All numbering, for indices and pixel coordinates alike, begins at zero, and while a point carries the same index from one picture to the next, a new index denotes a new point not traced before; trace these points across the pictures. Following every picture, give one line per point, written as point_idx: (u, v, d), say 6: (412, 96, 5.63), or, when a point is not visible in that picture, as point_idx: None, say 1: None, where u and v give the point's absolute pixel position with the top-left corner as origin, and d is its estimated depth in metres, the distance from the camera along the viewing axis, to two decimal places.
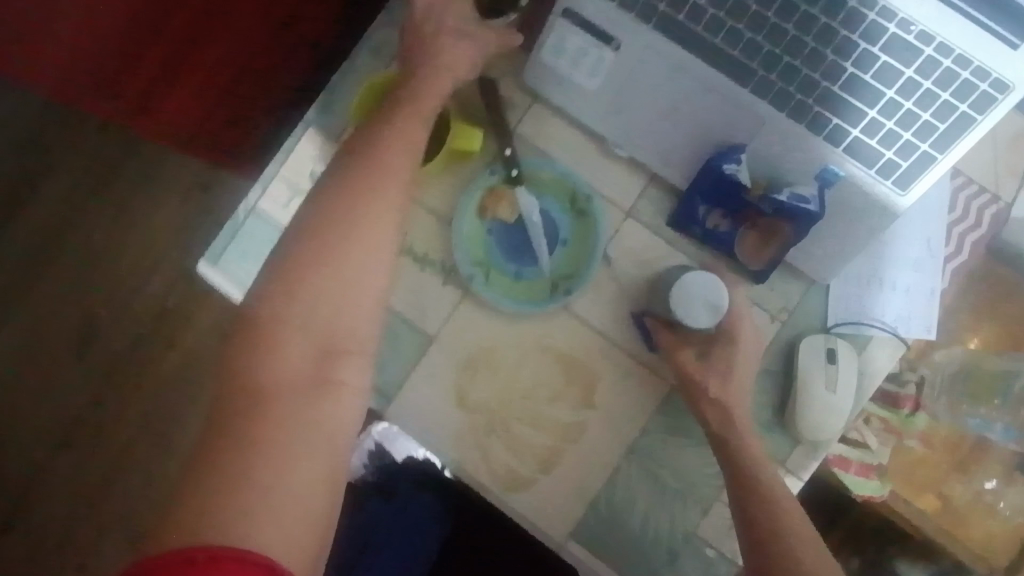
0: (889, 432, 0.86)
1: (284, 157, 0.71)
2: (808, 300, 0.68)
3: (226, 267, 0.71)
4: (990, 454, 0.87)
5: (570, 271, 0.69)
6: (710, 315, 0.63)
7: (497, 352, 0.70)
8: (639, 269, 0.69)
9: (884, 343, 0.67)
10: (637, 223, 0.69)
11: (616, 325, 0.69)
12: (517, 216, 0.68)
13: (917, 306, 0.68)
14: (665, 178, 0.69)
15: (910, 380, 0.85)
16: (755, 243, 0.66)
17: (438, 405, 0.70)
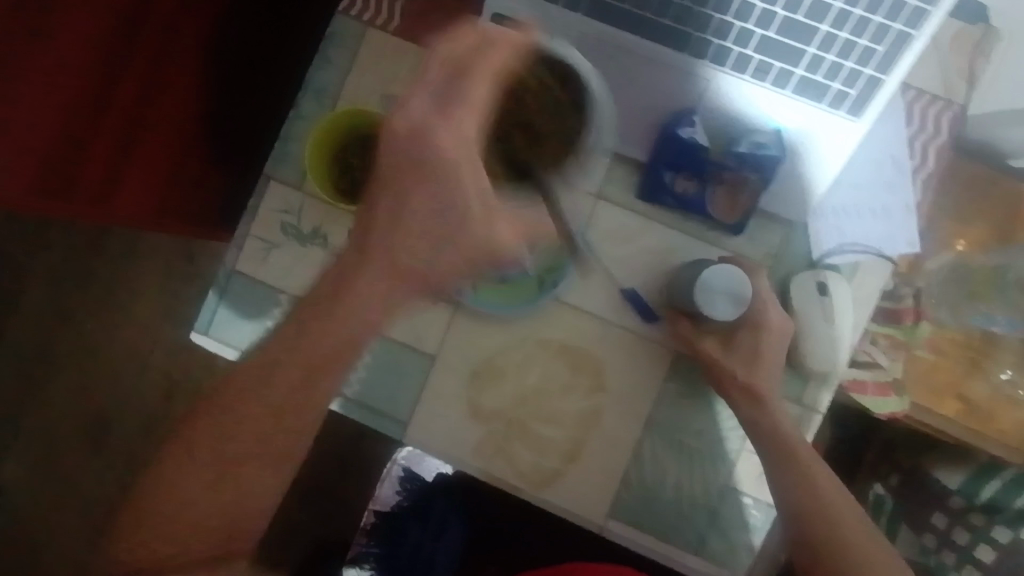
0: (898, 347, 0.87)
1: (252, 215, 0.72)
2: (791, 240, 0.68)
3: (222, 332, 0.72)
4: (998, 347, 0.88)
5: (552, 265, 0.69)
6: (734, 308, 0.63)
7: (499, 357, 0.70)
8: (620, 246, 0.70)
9: (872, 267, 0.68)
10: (609, 203, 0.70)
11: (610, 306, 0.70)
12: (490, 222, 0.69)
13: (899, 223, 0.68)
14: (625, 153, 0.68)
15: (907, 294, 0.87)
16: (727, 198, 0.67)
17: (455, 420, 0.70)
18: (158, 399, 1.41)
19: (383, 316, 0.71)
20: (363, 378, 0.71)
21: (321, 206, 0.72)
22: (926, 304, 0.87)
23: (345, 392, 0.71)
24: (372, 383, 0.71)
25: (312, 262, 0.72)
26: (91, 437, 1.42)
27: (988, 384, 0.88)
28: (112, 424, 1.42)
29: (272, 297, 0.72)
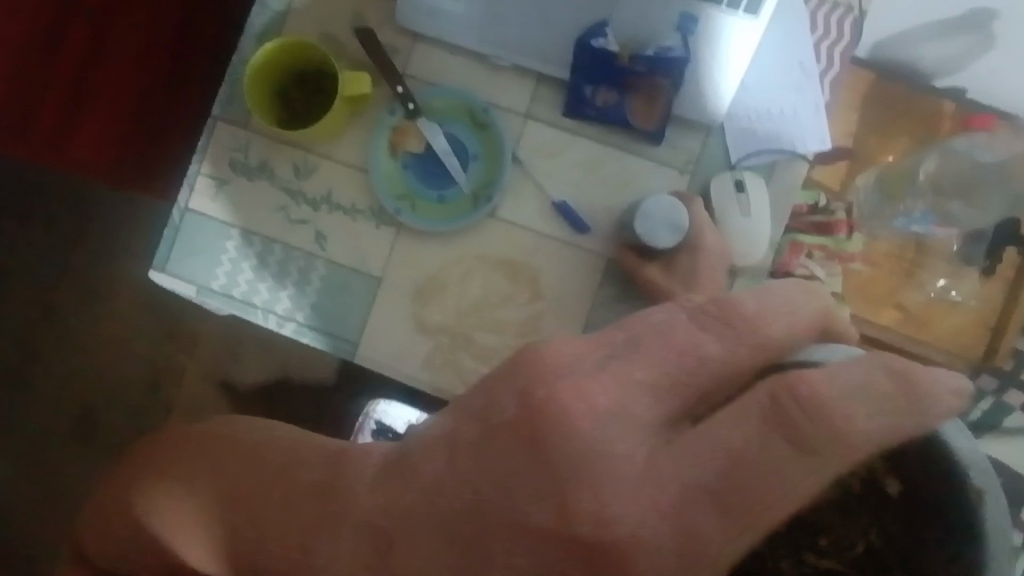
0: (832, 259, 0.90)
1: (202, 153, 0.76)
2: (709, 145, 0.72)
3: (177, 267, 0.75)
4: (930, 254, 0.92)
5: (486, 181, 0.74)
6: (669, 230, 0.68)
7: (441, 274, 0.74)
8: (549, 162, 0.74)
9: (786, 165, 0.73)
10: (537, 121, 0.74)
11: (543, 219, 0.74)
12: (425, 145, 0.73)
13: (808, 121, 0.74)
14: (548, 74, 0.73)
15: (837, 208, 0.90)
16: (644, 107, 0.71)
17: (404, 335, 0.74)
18: (142, 386, 1.39)
19: (330, 242, 0.75)
20: (315, 303, 0.75)
21: (266, 140, 0.75)
22: (857, 217, 0.91)
23: (298, 317, 0.74)
24: (323, 307, 0.75)
25: (259, 194, 0.76)
26: (83, 432, 1.40)
27: (924, 293, 0.93)
28: (97, 417, 1.40)
29: (223, 231, 0.75)
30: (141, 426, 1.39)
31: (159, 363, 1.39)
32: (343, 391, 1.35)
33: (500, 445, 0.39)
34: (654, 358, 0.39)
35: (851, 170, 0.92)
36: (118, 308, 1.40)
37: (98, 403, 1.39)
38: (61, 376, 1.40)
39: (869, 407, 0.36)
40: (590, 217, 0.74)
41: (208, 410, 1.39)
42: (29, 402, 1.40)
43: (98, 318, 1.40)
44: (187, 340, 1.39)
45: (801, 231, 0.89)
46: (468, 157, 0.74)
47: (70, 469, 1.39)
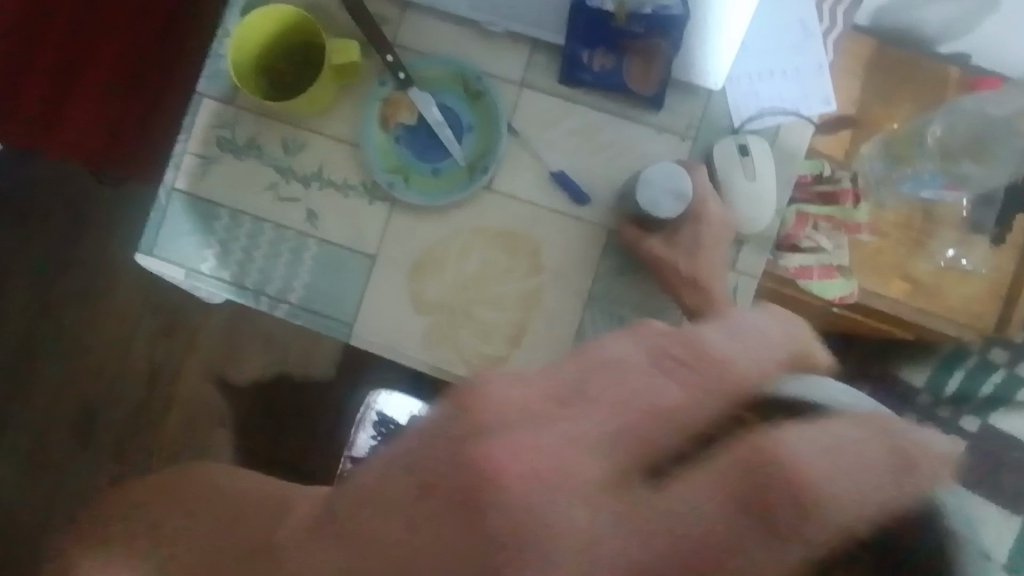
0: (838, 229, 0.88)
1: (188, 132, 0.73)
2: (710, 108, 0.70)
3: (165, 249, 0.73)
4: (937, 222, 0.91)
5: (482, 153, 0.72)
6: (672, 197, 0.66)
7: (437, 249, 0.72)
8: (547, 130, 0.72)
9: (791, 128, 0.70)
10: (533, 90, 0.72)
11: (541, 190, 0.71)
12: (417, 116, 0.71)
13: (814, 83, 0.71)
14: (543, 40, 0.71)
15: (842, 176, 0.89)
16: (642, 69, 0.70)
17: (399, 315, 0.72)
18: (141, 384, 1.37)
19: (322, 220, 0.73)
20: (308, 283, 0.72)
21: (254, 116, 0.73)
22: (862, 185, 0.90)
23: (291, 298, 0.72)
24: (317, 287, 0.72)
25: (248, 172, 0.73)
26: (80, 435, 1.37)
27: (932, 262, 0.91)
28: (95, 418, 1.37)
29: (212, 211, 0.73)
30: (140, 426, 1.36)
31: (155, 362, 1.36)
32: (342, 383, 1.32)
33: (437, 507, 0.38)
34: (612, 418, 0.38)
35: (855, 137, 0.91)
36: (113, 307, 1.37)
37: (95, 404, 1.37)
38: (57, 378, 1.37)
39: (857, 486, 0.36)
40: (590, 186, 0.71)
41: (207, 408, 1.36)
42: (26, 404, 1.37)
43: (93, 317, 1.37)
44: (183, 337, 1.36)
45: (806, 201, 0.88)
46: (462, 128, 0.72)
47: (68, 473, 1.36)
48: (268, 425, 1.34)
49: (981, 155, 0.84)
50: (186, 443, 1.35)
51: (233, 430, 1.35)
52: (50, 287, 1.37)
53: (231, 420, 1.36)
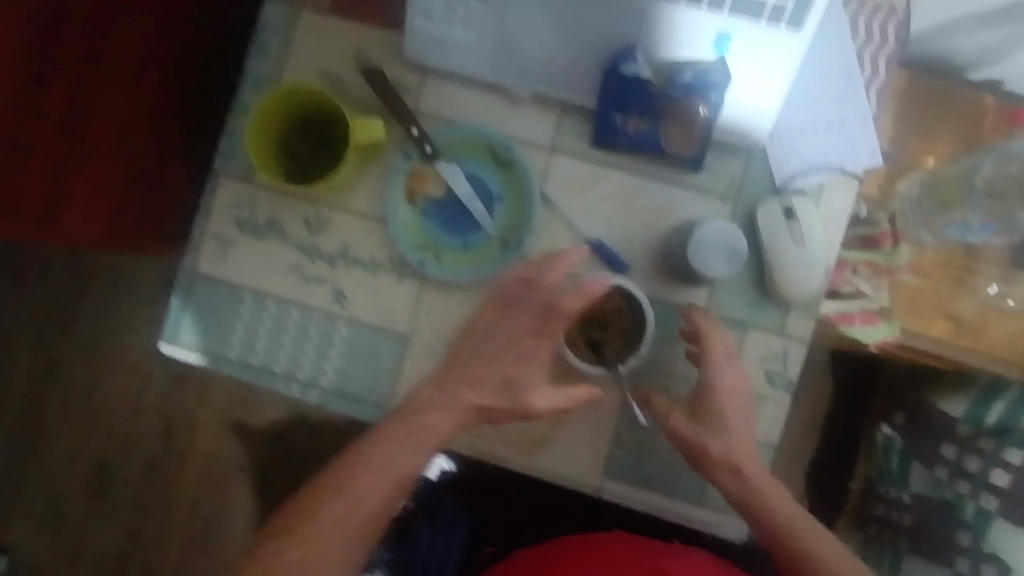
0: (880, 273, 0.86)
1: (205, 214, 0.70)
2: (750, 168, 0.68)
3: (187, 336, 0.70)
4: (978, 260, 0.88)
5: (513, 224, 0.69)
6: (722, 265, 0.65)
7: (472, 326, 0.69)
8: (580, 197, 0.69)
9: (834, 185, 0.68)
10: (564, 155, 0.69)
11: (578, 260, 0.68)
12: (445, 189, 0.68)
13: (859, 134, 0.67)
14: (573, 103, 0.68)
15: (881, 218, 0.86)
16: (680, 130, 0.66)
17: (435, 395, 0.69)
18: (156, 437, 1.33)
19: (350, 300, 0.70)
20: (338, 366, 0.69)
21: (274, 195, 0.70)
22: (902, 226, 0.86)
23: (322, 383, 0.69)
24: (348, 370, 0.69)
25: (271, 253, 0.70)
26: (97, 489, 1.34)
27: (976, 299, 0.88)
28: (111, 472, 1.34)
29: (236, 295, 0.70)
30: (156, 477, 1.33)
31: (169, 411, 1.33)
32: (362, 428, 1.29)
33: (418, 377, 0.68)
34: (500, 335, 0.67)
35: (890, 175, 0.87)
36: (123, 358, 1.34)
37: (111, 457, 1.34)
38: (70, 432, 1.34)
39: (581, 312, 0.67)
40: (628, 254, 0.68)
41: (225, 456, 1.33)
42: (38, 463, 1.34)
43: (103, 369, 1.34)
44: (195, 386, 1.33)
45: (845, 247, 0.86)
46: (491, 199, 0.69)
47: (87, 528, 1.34)
48: (288, 473, 1.31)
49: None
50: (206, 493, 1.33)
51: (252, 478, 1.32)
52: (59, 340, 1.34)
53: (250, 467, 1.33)
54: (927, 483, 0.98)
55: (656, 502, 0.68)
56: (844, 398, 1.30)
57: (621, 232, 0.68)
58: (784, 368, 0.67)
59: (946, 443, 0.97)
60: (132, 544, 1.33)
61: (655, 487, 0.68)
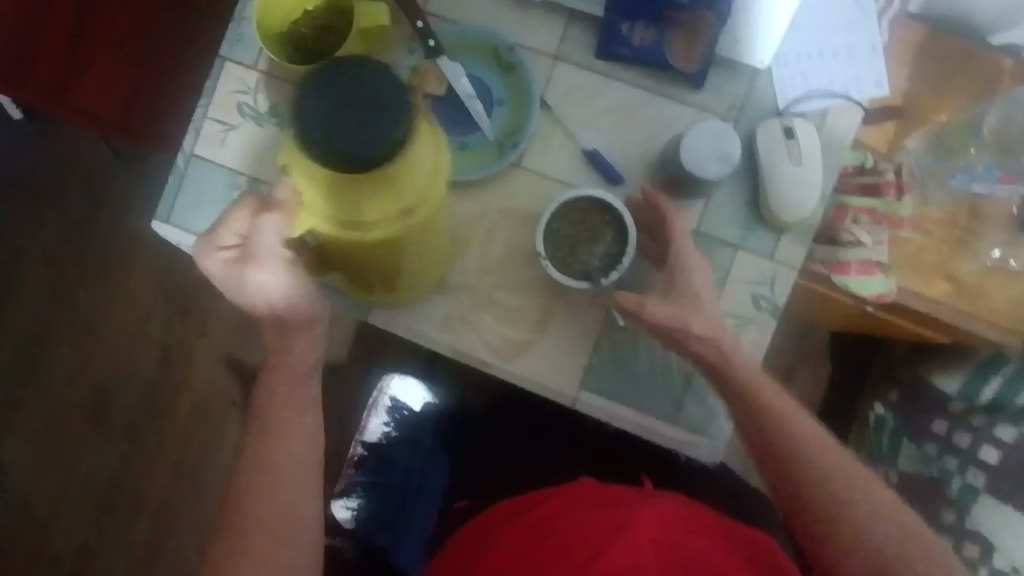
0: (880, 223, 0.85)
1: (209, 97, 0.71)
2: (755, 91, 0.67)
3: (180, 217, 0.71)
4: (982, 221, 0.86)
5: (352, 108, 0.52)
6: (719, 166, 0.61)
7: (466, 231, 0.69)
8: (579, 107, 0.68)
9: (841, 112, 0.67)
10: (567, 63, 0.69)
11: (573, 169, 0.68)
12: (447, 86, 0.68)
13: (866, 65, 0.68)
14: (582, 12, 0.68)
15: (886, 169, 0.85)
16: (685, 49, 0.66)
17: (420, 295, 0.69)
18: (153, 362, 1.25)
19: None
20: None
21: (278, 83, 0.71)
22: (907, 178, 0.85)
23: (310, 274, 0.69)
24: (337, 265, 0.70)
25: (269, 141, 0.71)
26: (89, 416, 1.26)
27: (977, 262, 0.86)
28: (104, 404, 1.26)
29: (232, 179, 0.71)
30: (152, 406, 1.25)
31: (168, 342, 1.25)
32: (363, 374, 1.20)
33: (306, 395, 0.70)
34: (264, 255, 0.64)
35: (900, 130, 0.86)
36: (121, 285, 1.25)
37: (106, 382, 1.26)
38: (60, 356, 1.26)
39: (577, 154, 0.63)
40: (624, 163, 0.68)
41: (223, 390, 1.24)
42: (29, 381, 1.27)
43: (99, 292, 1.26)
44: (195, 319, 1.24)
45: (846, 192, 0.84)
46: (337, 103, 0.52)
47: (72, 458, 1.26)
48: None
49: None
50: (199, 429, 1.24)
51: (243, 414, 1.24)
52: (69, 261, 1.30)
53: (241, 403, 1.24)
54: (915, 459, 0.92)
55: (635, 420, 0.67)
56: (844, 381, 1.22)
57: (615, 138, 0.68)
58: (772, 294, 0.67)
59: (936, 420, 0.91)
60: (122, 472, 1.25)
61: (633, 404, 0.67)
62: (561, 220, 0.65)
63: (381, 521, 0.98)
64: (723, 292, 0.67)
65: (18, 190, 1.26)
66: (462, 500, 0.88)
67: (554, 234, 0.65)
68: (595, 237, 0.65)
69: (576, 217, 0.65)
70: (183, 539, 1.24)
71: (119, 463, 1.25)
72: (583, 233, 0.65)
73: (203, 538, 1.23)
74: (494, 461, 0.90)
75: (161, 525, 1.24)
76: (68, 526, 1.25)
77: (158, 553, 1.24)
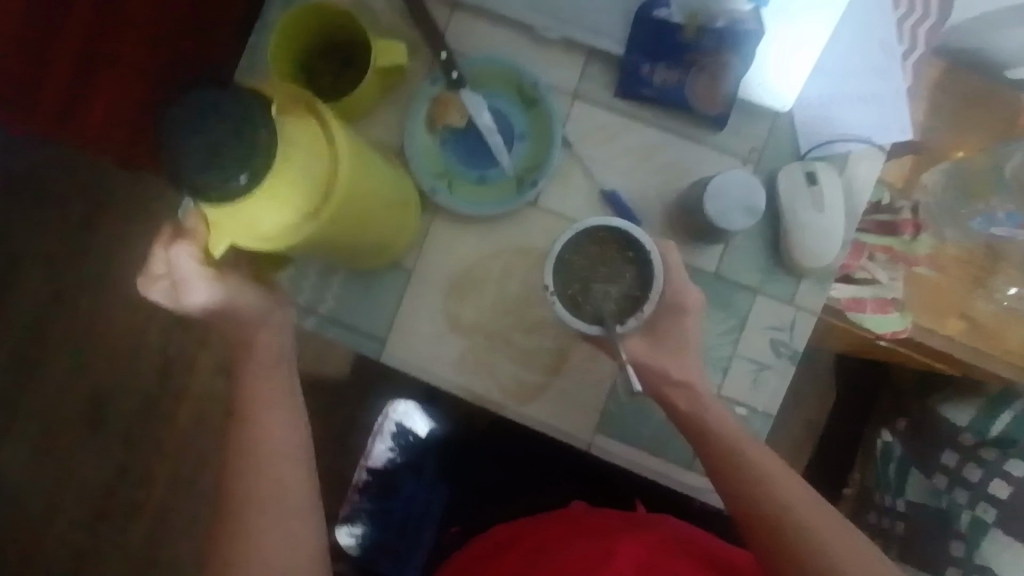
0: (897, 262, 0.84)
1: None
2: (777, 135, 0.66)
3: None
4: (1001, 262, 0.83)
5: (226, 158, 0.42)
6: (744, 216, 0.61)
7: (482, 268, 0.68)
8: (599, 146, 0.67)
9: (864, 158, 0.66)
10: (586, 102, 0.67)
11: (591, 209, 0.67)
12: (467, 119, 0.67)
13: (891, 109, 0.66)
14: (603, 50, 0.67)
15: (903, 206, 0.85)
16: (707, 90, 0.65)
17: (434, 334, 0.68)
18: (153, 374, 1.23)
19: None
20: (339, 295, 0.68)
21: None
22: (925, 216, 0.85)
23: (321, 310, 0.68)
24: (348, 301, 0.68)
25: None
26: (86, 426, 1.24)
27: (992, 301, 0.83)
28: (101, 414, 1.24)
29: None
30: (150, 418, 1.23)
31: (169, 353, 1.23)
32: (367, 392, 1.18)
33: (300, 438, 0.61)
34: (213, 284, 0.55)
35: (918, 165, 0.85)
36: (123, 295, 1.23)
37: (105, 392, 1.24)
38: (59, 364, 1.24)
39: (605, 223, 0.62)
40: (643, 204, 0.67)
41: (223, 402, 1.22)
42: (26, 389, 1.25)
43: (100, 302, 1.24)
44: (198, 331, 1.22)
45: (863, 230, 0.85)
46: (207, 157, 0.42)
47: (69, 467, 1.24)
48: None
49: None
50: (196, 441, 1.22)
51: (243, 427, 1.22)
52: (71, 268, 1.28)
53: None
54: (924, 491, 0.90)
55: (648, 463, 0.67)
56: (851, 405, 1.20)
57: (635, 178, 0.67)
58: (791, 340, 0.66)
59: (947, 451, 0.89)
60: (118, 483, 1.23)
61: (648, 448, 0.67)
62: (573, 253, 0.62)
63: (382, 546, 0.98)
64: (741, 336, 0.66)
65: (23, 196, 1.24)
66: (456, 525, 0.89)
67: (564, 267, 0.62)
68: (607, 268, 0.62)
69: (594, 248, 0.62)
70: (178, 552, 1.22)
71: (115, 475, 1.23)
72: (599, 267, 0.62)
73: (199, 552, 1.22)
74: (488, 488, 0.90)
75: (156, 537, 1.23)
76: (63, 535, 1.24)
77: (153, 565, 1.23)
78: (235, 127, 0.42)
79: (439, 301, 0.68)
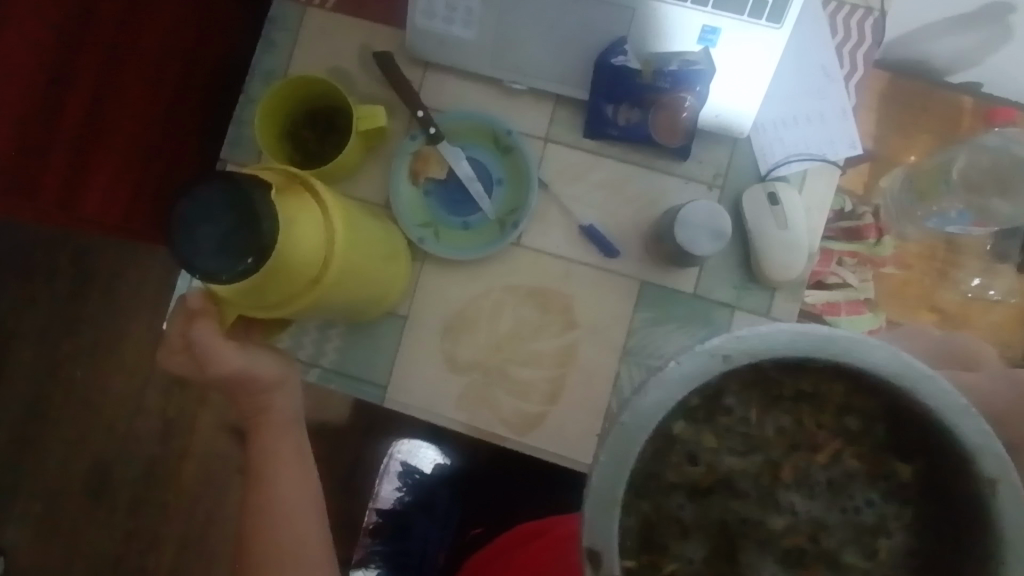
0: (864, 264, 0.88)
1: None
2: (736, 159, 0.72)
3: None
4: (958, 253, 0.88)
5: (233, 246, 0.46)
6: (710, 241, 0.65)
7: (474, 307, 0.71)
8: (573, 183, 0.72)
9: (819, 172, 0.71)
10: (558, 144, 0.72)
11: (572, 244, 0.71)
12: (448, 171, 0.71)
13: (838, 126, 0.72)
14: (568, 97, 0.72)
15: (864, 212, 0.88)
16: (669, 124, 0.70)
17: (434, 374, 0.71)
18: (154, 435, 1.24)
19: None
20: (339, 347, 0.71)
21: None
22: (886, 218, 0.89)
23: (323, 363, 0.71)
24: (348, 352, 0.71)
25: None
26: (92, 494, 1.25)
27: (958, 292, 0.88)
28: (105, 481, 1.25)
29: None
30: (155, 480, 1.24)
31: (168, 414, 1.24)
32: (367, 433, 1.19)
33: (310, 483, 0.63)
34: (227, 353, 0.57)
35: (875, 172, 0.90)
36: (119, 361, 1.25)
37: (108, 459, 1.25)
38: (60, 435, 1.25)
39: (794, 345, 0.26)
40: (619, 233, 0.71)
41: (226, 457, 1.23)
42: (29, 463, 1.26)
43: (97, 370, 1.25)
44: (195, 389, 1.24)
45: (830, 238, 0.88)
46: (218, 243, 0.46)
47: (77, 537, 1.25)
48: None
49: (1007, 191, 0.86)
50: (203, 499, 1.23)
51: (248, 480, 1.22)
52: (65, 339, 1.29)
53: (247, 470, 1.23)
54: None
55: None
56: None
57: (609, 210, 0.71)
58: None
59: None
60: (128, 548, 1.24)
61: None
62: (716, 440, 0.29)
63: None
64: None
65: (13, 273, 1.26)
66: (479, 527, 0.95)
67: (685, 477, 0.28)
68: (807, 483, 0.28)
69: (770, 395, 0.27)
70: None
71: (125, 539, 1.24)
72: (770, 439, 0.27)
73: None
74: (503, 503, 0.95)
75: None
76: None
77: None
78: (242, 217, 0.47)
79: (437, 342, 0.71)
